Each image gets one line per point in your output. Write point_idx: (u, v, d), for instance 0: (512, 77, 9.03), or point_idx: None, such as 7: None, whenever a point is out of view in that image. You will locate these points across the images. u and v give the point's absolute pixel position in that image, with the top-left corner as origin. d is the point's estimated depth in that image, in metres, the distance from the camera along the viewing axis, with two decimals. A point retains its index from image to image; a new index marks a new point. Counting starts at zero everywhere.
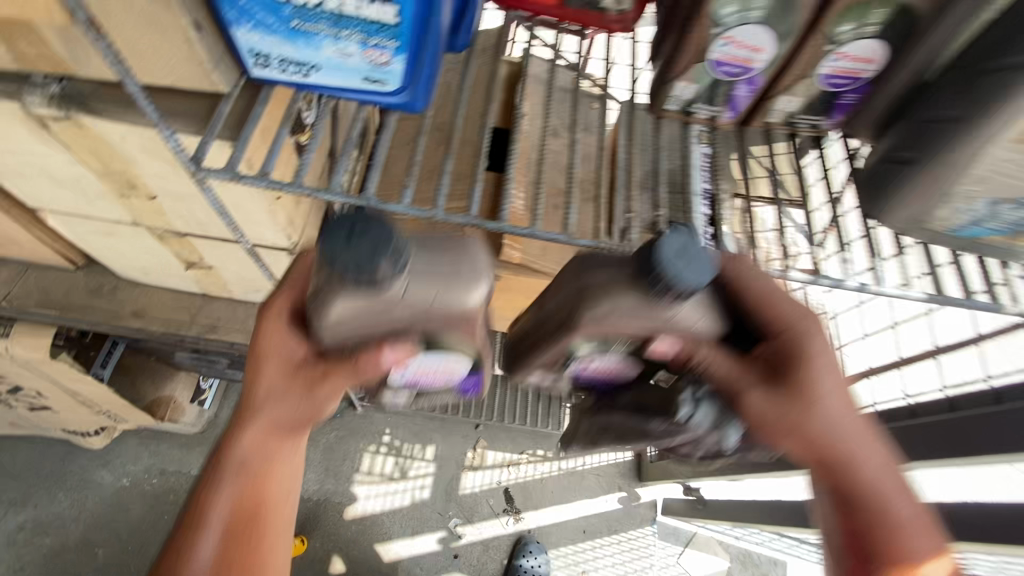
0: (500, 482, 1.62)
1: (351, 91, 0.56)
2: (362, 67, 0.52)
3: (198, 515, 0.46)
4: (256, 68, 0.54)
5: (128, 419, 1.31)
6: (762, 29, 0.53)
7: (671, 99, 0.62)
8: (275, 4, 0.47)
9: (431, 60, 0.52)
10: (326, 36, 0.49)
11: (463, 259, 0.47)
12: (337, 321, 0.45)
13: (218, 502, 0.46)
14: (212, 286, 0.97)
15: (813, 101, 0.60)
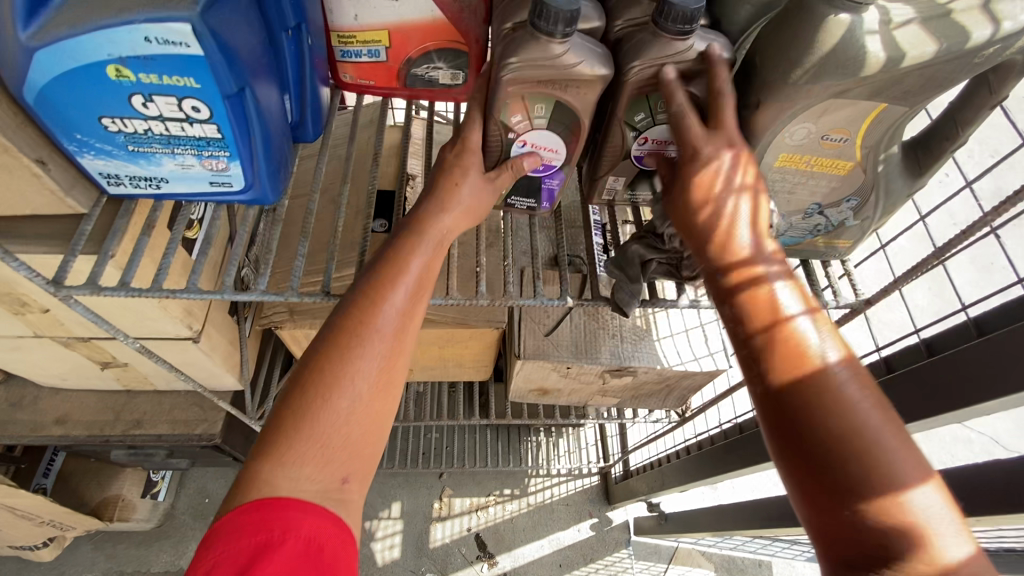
0: (470, 528, 1.61)
1: (204, 194, 0.61)
2: (205, 174, 0.57)
3: (316, 398, 0.45)
4: (110, 187, 0.59)
5: (75, 526, 1.29)
6: (550, 134, 0.58)
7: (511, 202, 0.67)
8: (108, 135, 0.52)
9: (266, 160, 0.57)
10: (163, 154, 0.55)
11: (585, 40, 0.52)
12: (517, 72, 0.51)
13: (336, 386, 0.45)
14: (132, 381, 0.99)
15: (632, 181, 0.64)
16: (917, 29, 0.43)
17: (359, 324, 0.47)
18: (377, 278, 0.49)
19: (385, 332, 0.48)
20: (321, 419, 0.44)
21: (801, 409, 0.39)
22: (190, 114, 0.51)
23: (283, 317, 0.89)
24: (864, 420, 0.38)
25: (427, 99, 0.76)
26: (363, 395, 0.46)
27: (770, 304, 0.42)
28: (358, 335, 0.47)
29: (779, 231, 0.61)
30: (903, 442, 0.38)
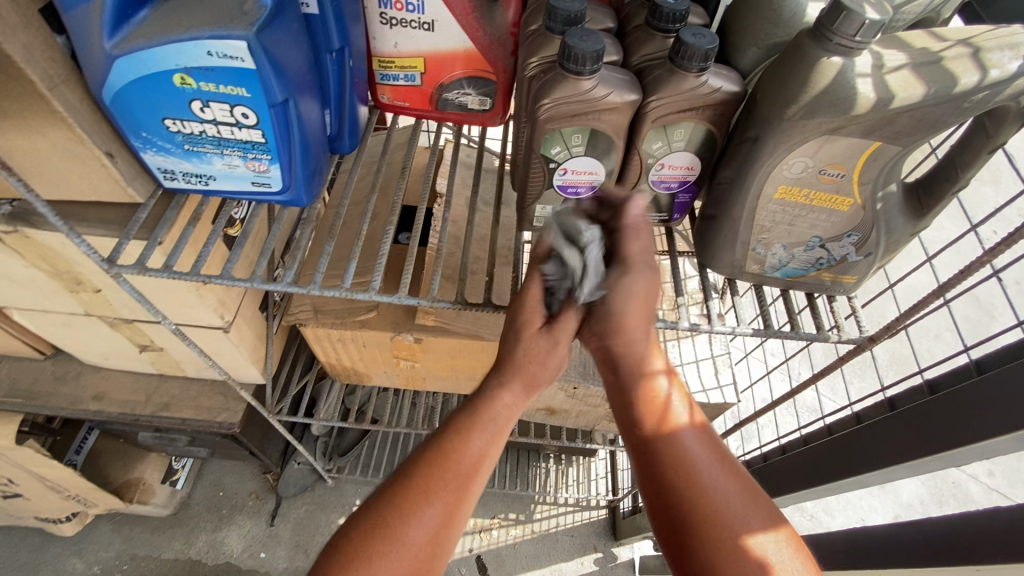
0: (472, 548, 1.60)
1: (245, 194, 0.67)
2: (248, 174, 0.63)
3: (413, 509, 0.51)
4: (165, 181, 0.66)
5: (98, 504, 1.36)
6: (589, 159, 0.60)
7: (536, 219, 0.68)
8: (168, 134, 0.59)
9: (303, 165, 0.64)
10: (213, 154, 0.61)
11: (614, 70, 0.55)
12: (552, 102, 0.55)
13: (419, 509, 0.51)
14: (165, 367, 1.06)
15: (656, 202, 0.67)
16: (908, 74, 0.45)
17: (435, 475, 0.52)
18: (454, 432, 0.55)
19: (457, 481, 0.53)
20: (381, 558, 0.48)
21: (657, 463, 0.52)
22: (240, 120, 0.57)
23: (307, 314, 0.94)
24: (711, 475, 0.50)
25: (458, 122, 0.81)
26: (421, 541, 0.50)
27: (650, 380, 0.57)
28: (431, 482, 0.52)
29: (781, 263, 0.62)
30: (749, 500, 0.49)
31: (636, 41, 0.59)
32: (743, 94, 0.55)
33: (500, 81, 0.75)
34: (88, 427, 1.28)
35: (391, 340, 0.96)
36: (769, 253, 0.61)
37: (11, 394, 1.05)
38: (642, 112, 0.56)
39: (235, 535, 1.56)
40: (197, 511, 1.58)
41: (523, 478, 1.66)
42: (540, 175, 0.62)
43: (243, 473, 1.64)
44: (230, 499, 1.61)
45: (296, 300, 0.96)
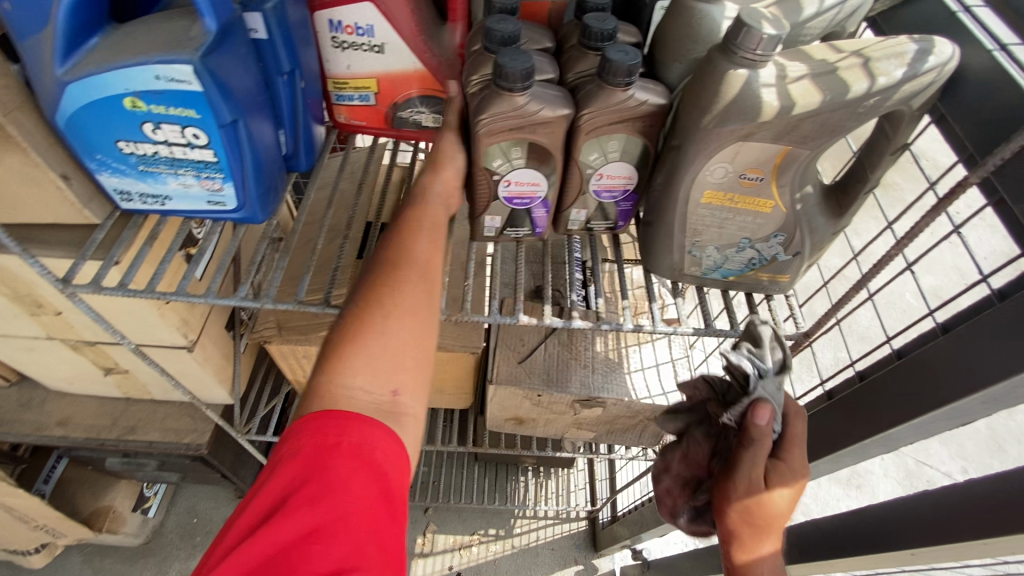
0: (452, 566, 1.59)
1: (202, 213, 0.69)
2: (203, 193, 0.65)
3: (370, 316, 0.54)
4: (122, 203, 0.68)
5: (65, 535, 1.33)
6: (529, 170, 0.63)
7: (486, 229, 0.71)
8: (123, 156, 0.61)
9: (257, 183, 0.66)
10: (167, 174, 0.63)
11: (545, 86, 0.58)
12: (488, 117, 0.58)
13: (378, 320, 0.54)
14: (131, 390, 1.05)
15: (600, 210, 0.69)
16: (808, 84, 0.49)
17: (380, 296, 0.55)
18: (387, 264, 0.58)
19: (410, 288, 0.57)
20: (357, 360, 0.52)
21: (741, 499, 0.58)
22: (191, 141, 0.60)
23: (272, 331, 0.95)
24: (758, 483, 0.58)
25: (413, 139, 0.84)
26: (391, 344, 0.53)
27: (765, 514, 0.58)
28: (385, 299, 0.55)
29: (717, 264, 0.65)
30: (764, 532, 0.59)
31: (571, 59, 0.63)
32: (668, 106, 0.59)
33: (451, 99, 0.78)
34: (56, 455, 1.27)
35: None
36: (703, 255, 0.64)
37: None
38: (576, 125, 0.59)
39: None
40: (169, 539, 1.55)
41: (502, 491, 1.66)
42: (485, 187, 0.65)
43: (216, 498, 1.62)
44: (205, 525, 1.59)
45: (261, 318, 0.97)
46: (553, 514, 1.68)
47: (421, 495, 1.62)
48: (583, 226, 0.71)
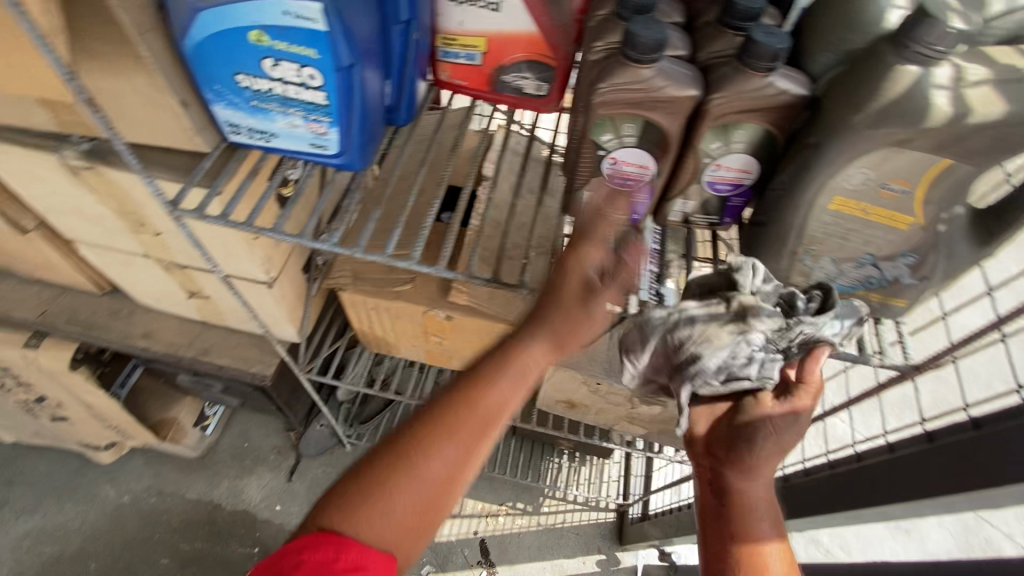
0: (477, 531, 1.62)
1: (303, 155, 0.69)
2: (307, 135, 0.66)
3: (424, 443, 0.52)
4: (230, 135, 0.69)
5: (134, 437, 1.45)
6: (640, 151, 0.59)
7: (581, 206, 0.68)
8: (238, 89, 0.62)
9: (361, 131, 0.66)
10: (277, 112, 0.64)
11: (677, 62, 0.54)
12: (610, 87, 0.54)
13: (436, 446, 0.52)
14: (209, 315, 1.11)
15: (706, 203, 0.66)
16: (989, 91, 0.44)
17: (447, 419, 0.53)
18: (463, 394, 0.55)
19: (478, 436, 0.54)
20: (400, 492, 0.50)
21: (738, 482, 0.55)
22: (306, 81, 0.60)
23: (346, 279, 0.97)
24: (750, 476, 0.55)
25: (513, 105, 0.82)
26: (441, 474, 0.52)
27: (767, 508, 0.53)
28: (450, 422, 0.53)
29: (829, 277, 0.61)
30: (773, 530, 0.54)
31: (706, 36, 0.58)
32: (809, 99, 0.54)
33: (559, 68, 0.75)
34: (131, 362, 1.35)
35: (422, 314, 0.98)
36: (816, 266, 0.60)
37: (70, 323, 1.13)
38: (703, 108, 0.55)
39: (253, 485, 1.63)
40: (221, 457, 1.66)
41: (535, 469, 1.67)
42: (590, 162, 0.62)
43: (267, 427, 1.72)
44: (254, 451, 1.68)
45: (337, 265, 0.99)
46: (582, 500, 1.68)
47: None
48: (683, 219, 0.68)
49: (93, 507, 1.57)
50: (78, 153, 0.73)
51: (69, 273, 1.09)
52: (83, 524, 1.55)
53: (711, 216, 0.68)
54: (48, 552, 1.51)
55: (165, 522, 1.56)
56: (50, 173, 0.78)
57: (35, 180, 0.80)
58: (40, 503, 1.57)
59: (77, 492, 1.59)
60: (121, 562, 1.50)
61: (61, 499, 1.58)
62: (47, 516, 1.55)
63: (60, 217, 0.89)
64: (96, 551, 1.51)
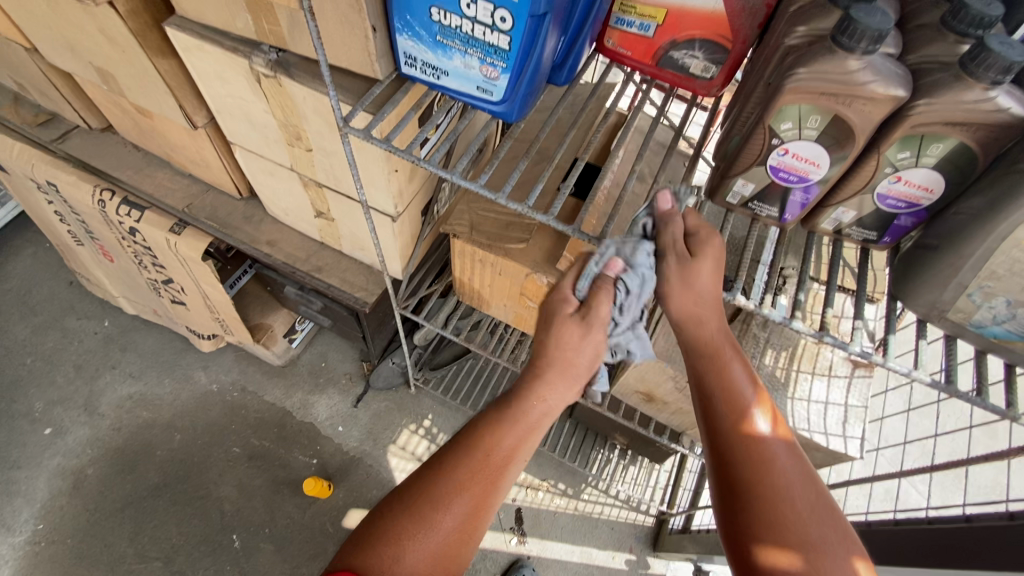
0: (515, 499, 1.65)
1: (466, 97, 0.72)
2: (478, 78, 0.68)
3: (441, 495, 0.60)
4: (404, 66, 0.73)
5: (233, 334, 1.59)
6: (818, 147, 0.57)
7: (730, 194, 0.67)
8: (429, 22, 0.65)
9: (530, 82, 0.67)
10: (457, 50, 0.66)
11: (888, 60, 0.51)
12: (809, 73, 0.52)
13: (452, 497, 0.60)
14: (328, 237, 1.19)
15: (869, 216, 0.62)
16: None
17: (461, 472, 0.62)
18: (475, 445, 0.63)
19: (489, 479, 0.62)
20: (414, 533, 0.58)
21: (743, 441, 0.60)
22: (496, 23, 0.61)
23: (463, 228, 1.00)
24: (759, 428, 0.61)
25: (671, 83, 0.80)
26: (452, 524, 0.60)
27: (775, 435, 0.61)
28: (466, 472, 0.62)
29: (995, 319, 0.57)
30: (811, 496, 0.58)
31: (921, 38, 0.54)
32: None
33: (734, 53, 0.73)
34: (246, 265, 1.46)
35: (525, 276, 1.00)
36: (986, 303, 0.56)
37: (209, 218, 1.24)
38: (904, 113, 0.52)
39: (321, 402, 1.75)
40: (299, 371, 1.80)
41: (584, 454, 1.67)
42: (757, 149, 0.60)
43: (343, 353, 1.83)
44: (328, 372, 1.80)
45: (456, 213, 1.03)
46: (624, 498, 1.66)
47: None
48: (836, 228, 0.66)
49: (185, 386, 1.75)
50: (266, 61, 0.79)
51: (218, 173, 1.20)
52: (175, 398, 1.73)
53: (868, 233, 0.64)
54: (143, 416, 1.69)
55: (242, 415, 1.71)
56: (234, 76, 0.85)
57: (219, 80, 0.88)
58: (143, 372, 1.76)
59: (174, 370, 1.77)
60: (199, 441, 1.67)
61: (161, 373, 1.77)
62: (147, 384, 1.75)
63: (229, 119, 0.98)
64: (181, 426, 1.69)
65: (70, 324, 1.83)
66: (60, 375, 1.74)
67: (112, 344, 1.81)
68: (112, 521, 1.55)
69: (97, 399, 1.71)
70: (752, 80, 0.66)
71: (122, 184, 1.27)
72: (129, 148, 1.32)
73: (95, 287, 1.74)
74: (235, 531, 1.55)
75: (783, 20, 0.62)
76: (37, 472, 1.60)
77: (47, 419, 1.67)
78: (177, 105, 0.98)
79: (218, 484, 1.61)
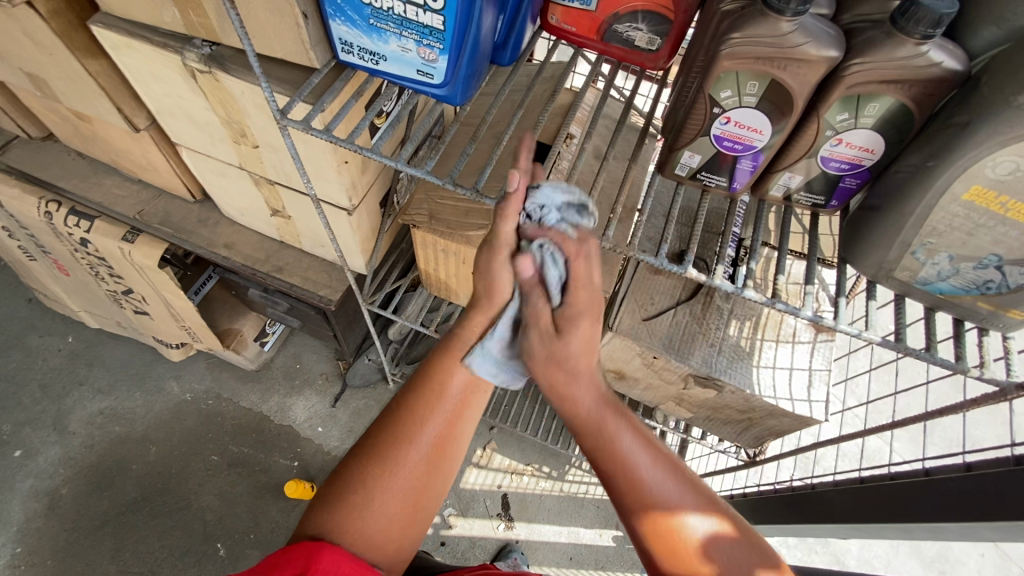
0: (500, 486, 1.65)
1: (408, 82, 0.70)
2: (417, 61, 0.66)
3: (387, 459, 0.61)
4: (342, 54, 0.70)
5: (201, 342, 1.55)
6: (759, 114, 0.57)
7: (678, 167, 0.66)
8: (360, 5, 0.63)
9: (470, 63, 0.66)
10: (392, 34, 0.64)
11: (820, 21, 0.51)
12: (743, 38, 0.52)
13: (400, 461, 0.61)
14: (287, 235, 1.16)
15: (815, 180, 0.62)
16: None
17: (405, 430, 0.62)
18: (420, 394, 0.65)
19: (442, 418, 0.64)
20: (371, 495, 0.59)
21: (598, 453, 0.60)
22: (427, 3, 0.60)
23: (422, 218, 0.99)
24: (599, 411, 0.61)
25: (618, 58, 0.79)
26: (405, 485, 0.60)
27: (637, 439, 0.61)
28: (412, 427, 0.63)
29: (940, 275, 0.57)
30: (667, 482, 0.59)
31: None
32: (963, 76, 0.50)
33: (677, 23, 0.72)
34: (207, 270, 1.43)
35: None
36: (930, 260, 0.56)
37: (162, 224, 1.20)
38: (840, 74, 0.52)
39: (299, 404, 1.73)
40: (274, 374, 1.77)
41: (566, 436, 1.68)
42: (699, 120, 0.60)
43: (318, 352, 1.81)
44: (304, 373, 1.78)
45: (414, 203, 1.00)
46: None
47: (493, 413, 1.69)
48: (785, 195, 0.65)
49: (158, 398, 1.71)
50: (198, 55, 0.76)
51: (168, 177, 1.16)
52: (148, 411, 1.69)
53: (816, 198, 0.64)
54: (115, 431, 1.66)
55: (219, 422, 1.69)
56: (169, 74, 0.82)
57: (154, 78, 0.84)
58: (112, 386, 1.72)
59: (145, 382, 1.73)
60: (176, 451, 1.64)
61: (131, 385, 1.73)
62: (116, 398, 1.70)
63: (170, 119, 0.94)
64: (155, 438, 1.65)
65: (31, 342, 1.77)
66: (26, 395, 1.69)
67: (78, 360, 1.75)
68: (91, 539, 1.52)
69: (65, 417, 1.67)
70: (693, 50, 0.66)
71: (68, 194, 1.22)
72: (73, 155, 1.27)
73: (54, 303, 1.69)
74: (220, 539, 1.53)
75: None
76: (10, 496, 1.56)
77: (15, 441, 1.63)
78: (114, 108, 0.94)
79: (198, 494, 1.58)
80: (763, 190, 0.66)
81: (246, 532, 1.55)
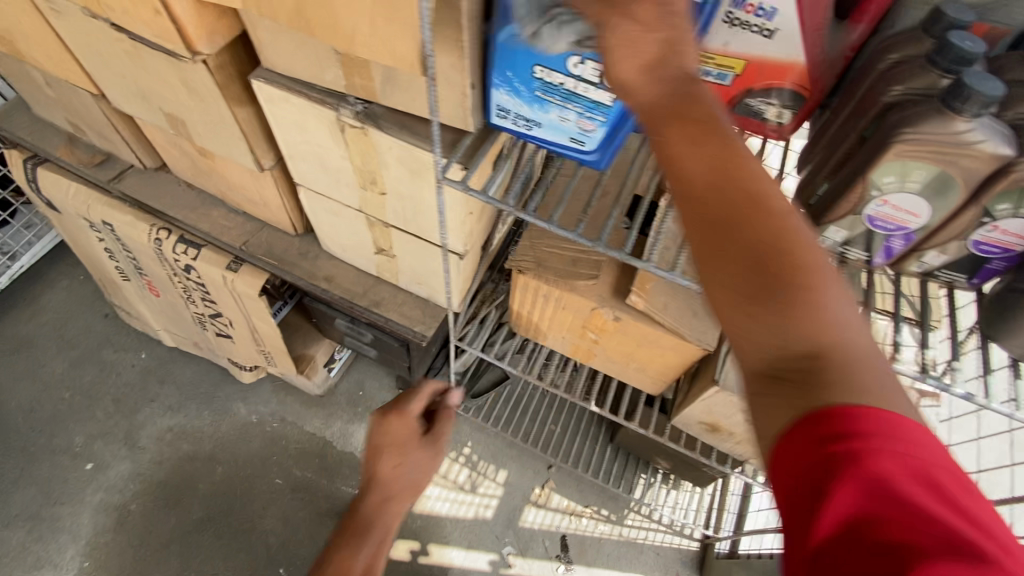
0: (560, 526, 1.66)
1: (557, 146, 0.74)
2: (573, 130, 0.71)
3: None
4: (495, 117, 0.75)
5: (276, 366, 1.59)
6: (920, 199, 0.59)
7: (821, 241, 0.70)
8: (529, 79, 0.67)
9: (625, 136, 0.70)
10: (556, 105, 0.69)
11: (994, 121, 0.54)
12: (916, 134, 0.55)
13: None
14: (385, 271, 1.22)
15: (961, 260, 0.65)
16: None
17: None
18: None
19: None
20: None
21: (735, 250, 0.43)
22: (600, 82, 0.64)
23: (529, 264, 1.02)
24: (831, 317, 0.41)
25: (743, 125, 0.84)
26: None
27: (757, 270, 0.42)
28: None
29: None
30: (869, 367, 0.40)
31: (1018, 96, 0.57)
32: None
33: (812, 99, 0.75)
34: (292, 298, 1.48)
35: (590, 310, 1.02)
36: None
37: (266, 255, 1.25)
38: (1009, 169, 0.54)
39: (361, 430, 1.76)
40: (337, 398, 1.81)
41: (626, 480, 1.70)
42: (853, 201, 0.63)
43: (379, 380, 1.85)
44: (366, 400, 1.81)
45: (519, 248, 1.04)
46: (668, 522, 1.67)
47: (553, 451, 1.72)
48: (925, 272, 0.68)
49: (224, 418, 1.75)
50: (353, 112, 0.81)
51: (276, 211, 1.22)
52: (215, 430, 1.73)
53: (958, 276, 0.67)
54: (183, 450, 1.69)
55: (282, 446, 1.72)
56: (316, 126, 0.87)
57: (298, 128, 0.90)
58: (182, 404, 1.77)
59: (212, 401, 1.78)
60: (242, 472, 1.67)
61: (200, 403, 1.77)
62: (185, 416, 1.75)
63: (300, 163, 0.99)
64: (222, 458, 1.69)
65: (105, 358, 1.83)
66: (100, 409, 1.74)
67: (149, 377, 1.81)
68: (158, 557, 1.54)
69: (135, 432, 1.71)
70: (836, 131, 0.68)
71: (177, 222, 1.28)
72: (183, 186, 1.34)
73: (135, 319, 1.75)
74: (282, 565, 1.55)
75: (872, 73, 0.64)
76: (81, 509, 1.59)
77: (88, 454, 1.67)
78: (249, 150, 1.00)
79: (262, 517, 1.61)
80: (908, 264, 0.68)
81: (307, 560, 1.56)
